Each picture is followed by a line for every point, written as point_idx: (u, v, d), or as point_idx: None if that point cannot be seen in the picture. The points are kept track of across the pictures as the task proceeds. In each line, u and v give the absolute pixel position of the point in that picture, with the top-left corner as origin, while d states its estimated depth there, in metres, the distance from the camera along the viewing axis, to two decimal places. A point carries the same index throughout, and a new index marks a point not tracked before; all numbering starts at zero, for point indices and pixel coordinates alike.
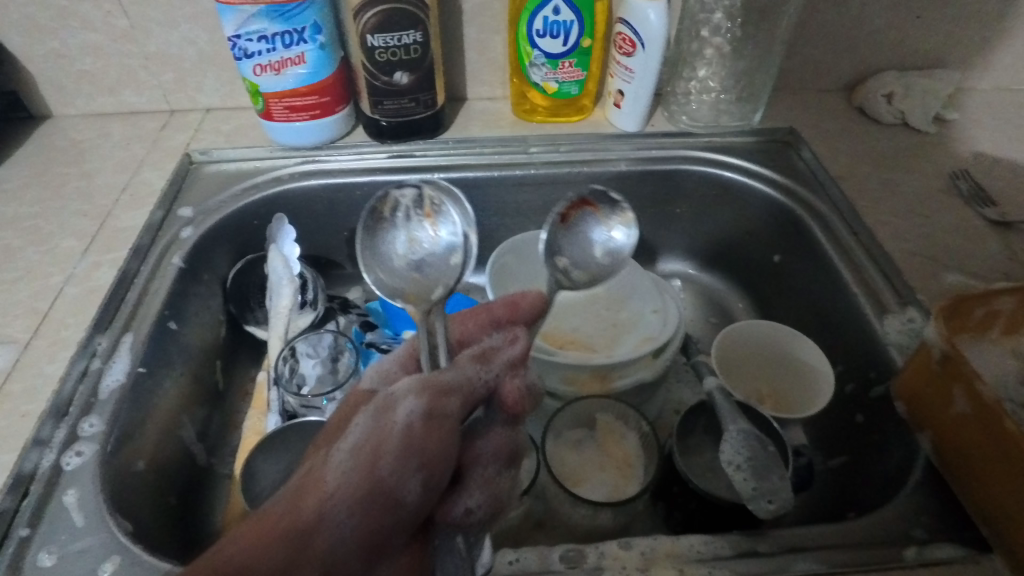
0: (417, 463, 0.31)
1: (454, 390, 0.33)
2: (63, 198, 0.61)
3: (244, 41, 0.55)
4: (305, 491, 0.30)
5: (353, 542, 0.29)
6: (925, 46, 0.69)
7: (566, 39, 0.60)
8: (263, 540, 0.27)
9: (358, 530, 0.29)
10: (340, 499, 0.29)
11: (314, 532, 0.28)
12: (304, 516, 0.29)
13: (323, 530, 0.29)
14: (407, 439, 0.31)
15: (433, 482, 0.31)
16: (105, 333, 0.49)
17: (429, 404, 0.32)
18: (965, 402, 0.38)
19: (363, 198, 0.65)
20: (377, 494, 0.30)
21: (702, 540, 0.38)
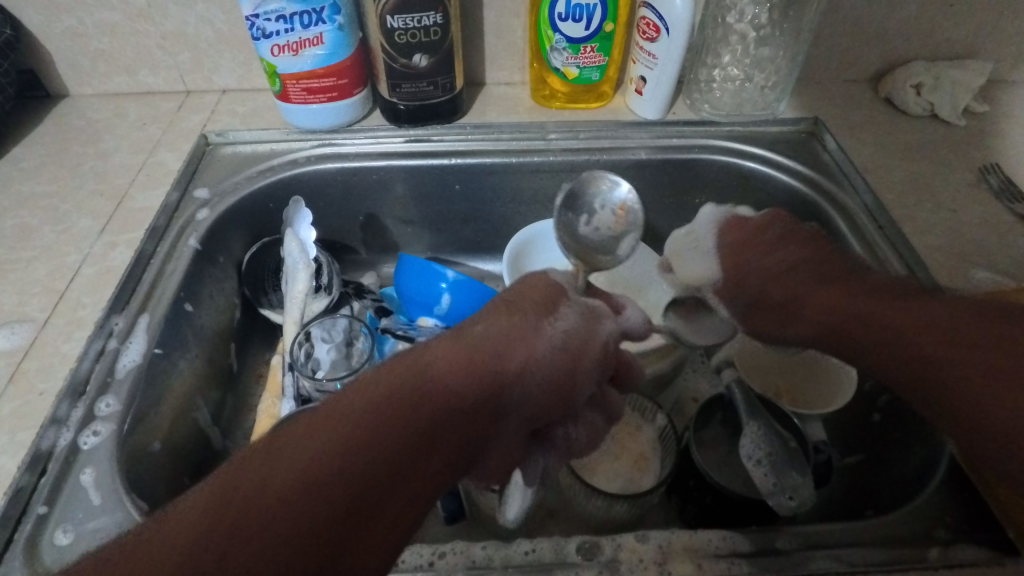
0: (539, 376, 0.34)
1: (567, 318, 0.37)
2: (80, 177, 0.60)
3: (262, 21, 0.54)
4: (445, 362, 0.31)
5: (475, 409, 0.32)
6: (956, 36, 0.67)
7: (589, 24, 0.59)
8: (405, 387, 0.30)
9: (482, 400, 0.32)
10: (474, 377, 0.32)
11: (455, 397, 0.31)
12: (439, 381, 0.31)
13: (458, 397, 0.31)
14: (553, 355, 0.35)
15: (548, 405, 0.36)
16: (122, 313, 0.49)
17: (586, 326, 0.38)
18: None
19: (378, 183, 0.65)
20: (518, 377, 0.33)
21: (720, 535, 0.37)
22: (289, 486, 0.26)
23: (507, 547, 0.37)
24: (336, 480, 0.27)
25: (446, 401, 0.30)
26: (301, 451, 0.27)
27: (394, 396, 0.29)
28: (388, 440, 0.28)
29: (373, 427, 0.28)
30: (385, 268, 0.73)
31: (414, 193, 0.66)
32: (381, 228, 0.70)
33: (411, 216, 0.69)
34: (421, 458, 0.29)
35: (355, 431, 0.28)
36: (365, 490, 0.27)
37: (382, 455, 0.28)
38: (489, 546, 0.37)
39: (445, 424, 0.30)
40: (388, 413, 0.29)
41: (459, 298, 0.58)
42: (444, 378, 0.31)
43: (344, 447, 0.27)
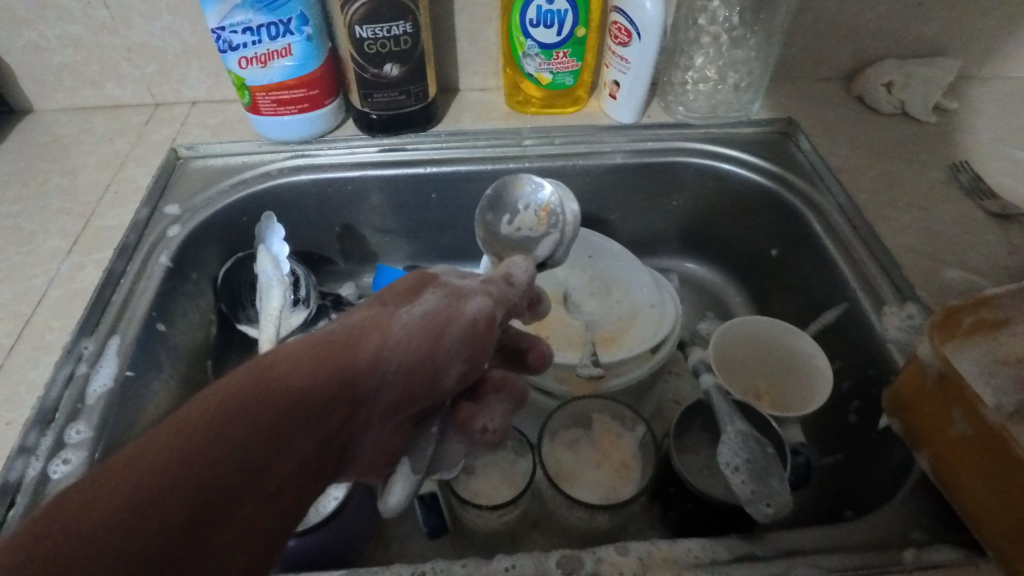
0: (397, 363, 0.30)
1: (425, 300, 0.32)
2: (46, 196, 0.59)
3: (228, 33, 0.53)
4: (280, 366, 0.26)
5: (325, 409, 0.27)
6: (925, 34, 0.68)
7: (561, 29, 0.59)
8: (233, 396, 0.24)
9: (331, 399, 0.27)
10: (323, 375, 0.27)
11: (292, 402, 0.25)
12: (275, 389, 0.25)
13: (298, 401, 0.26)
14: (413, 336, 0.30)
15: (415, 393, 0.31)
16: (91, 336, 0.48)
17: (449, 304, 0.32)
18: (965, 422, 0.37)
19: (354, 193, 0.64)
20: (413, 371, 0.30)
21: (700, 544, 0.37)
22: (64, 559, 0.19)
23: (488, 564, 0.37)
24: (130, 533, 0.20)
25: (282, 410, 0.25)
26: (79, 504, 0.20)
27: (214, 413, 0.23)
28: (205, 465, 0.22)
29: (187, 454, 0.22)
30: (364, 277, 0.72)
31: (390, 203, 0.66)
32: (358, 238, 0.69)
33: (388, 226, 0.68)
34: (253, 482, 0.23)
35: (156, 463, 0.21)
36: (180, 541, 0.21)
37: (217, 480, 0.22)
38: (470, 564, 0.37)
39: (287, 434, 0.25)
40: (215, 423, 0.23)
41: None
42: (281, 380, 0.26)
43: (142, 479, 0.21)
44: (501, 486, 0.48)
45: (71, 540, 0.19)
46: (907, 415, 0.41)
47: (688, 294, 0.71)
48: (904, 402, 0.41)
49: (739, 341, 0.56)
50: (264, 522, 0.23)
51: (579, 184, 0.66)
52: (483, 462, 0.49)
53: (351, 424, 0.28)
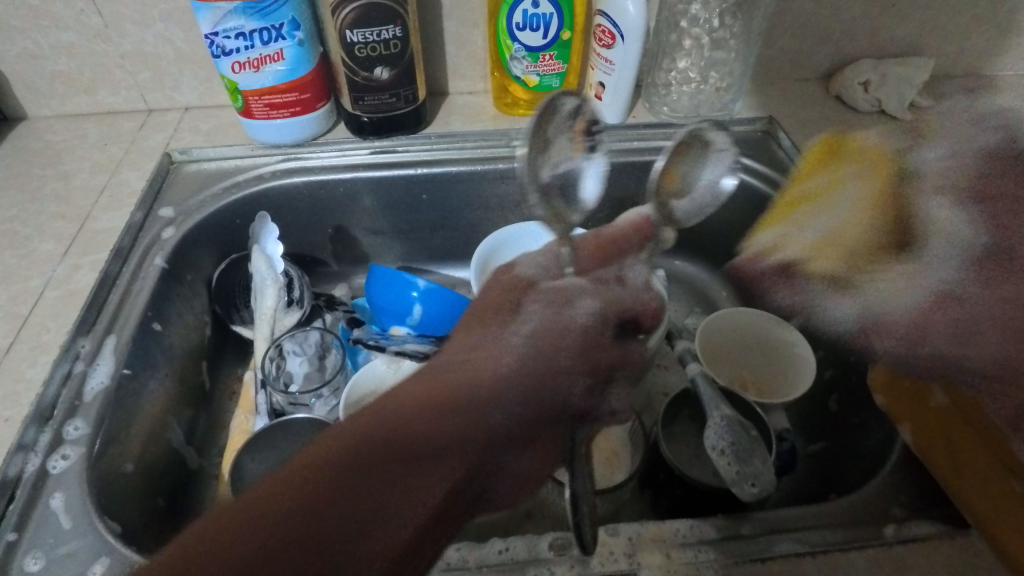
0: (513, 389, 0.36)
1: (524, 323, 0.40)
2: (41, 201, 0.60)
3: (221, 39, 0.54)
4: (416, 390, 0.34)
5: (449, 450, 0.32)
6: (899, 35, 0.70)
7: (546, 32, 0.61)
8: (373, 429, 0.30)
9: (447, 438, 0.32)
10: (449, 419, 0.33)
11: (425, 430, 0.32)
12: (404, 421, 0.31)
13: (418, 435, 0.31)
14: (513, 374, 0.37)
15: (537, 412, 0.37)
16: (88, 336, 0.49)
17: (552, 322, 0.41)
18: (943, 394, 0.40)
19: (346, 195, 0.65)
20: (530, 385, 0.37)
21: (688, 524, 0.38)
22: (258, 525, 0.27)
23: (481, 547, 0.37)
24: (321, 515, 0.27)
25: (410, 444, 0.31)
26: (279, 490, 0.28)
27: (369, 430, 0.30)
28: (364, 470, 0.29)
29: (343, 458, 0.29)
30: (357, 279, 0.73)
31: (382, 204, 0.67)
32: (350, 240, 0.70)
33: (381, 227, 0.69)
34: (392, 496, 0.29)
35: (335, 460, 0.29)
36: (354, 518, 0.28)
37: (376, 483, 0.29)
38: (464, 547, 0.38)
39: (413, 463, 0.30)
40: (363, 446, 0.30)
41: (430, 305, 0.59)
42: (406, 419, 0.32)
43: (323, 489, 0.28)
44: None
45: (313, 493, 0.28)
46: (890, 389, 0.45)
47: (676, 290, 0.73)
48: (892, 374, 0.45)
49: (725, 332, 0.57)
50: (422, 521, 0.29)
51: None
52: None
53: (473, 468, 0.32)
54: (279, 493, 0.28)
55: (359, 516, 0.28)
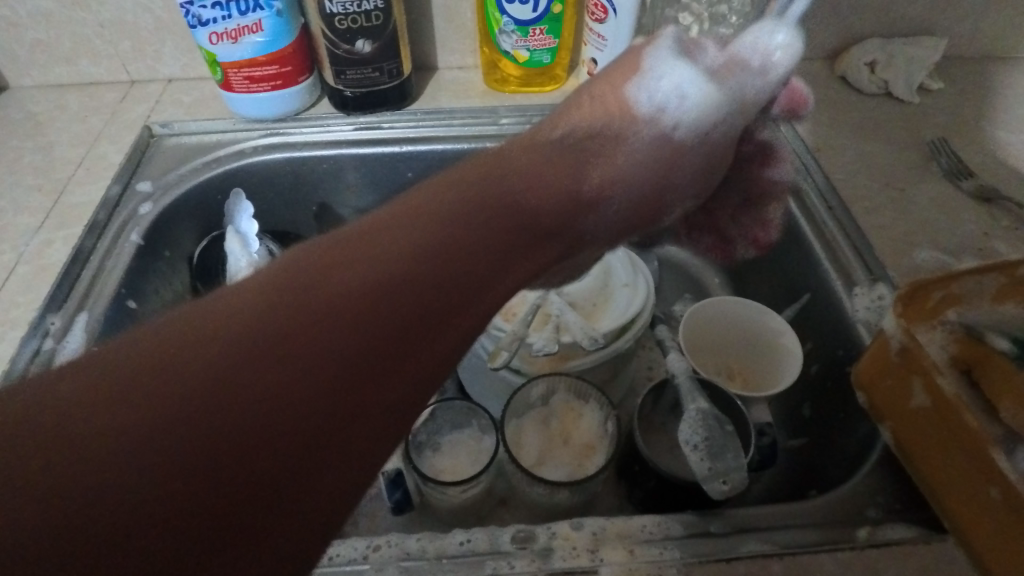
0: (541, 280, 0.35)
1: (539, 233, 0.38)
2: (18, 173, 0.59)
3: (197, 8, 0.52)
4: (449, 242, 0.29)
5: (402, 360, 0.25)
6: (910, 12, 0.67)
7: (536, 6, 0.58)
8: (395, 310, 0.26)
9: (442, 309, 0.27)
10: (428, 291, 0.27)
11: (427, 300, 0.26)
12: (401, 297, 0.26)
13: (413, 319, 0.26)
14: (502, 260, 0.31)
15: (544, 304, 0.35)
16: (58, 312, 0.48)
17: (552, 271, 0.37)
18: (924, 395, 0.37)
19: (329, 172, 0.64)
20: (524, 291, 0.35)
21: (655, 520, 0.37)
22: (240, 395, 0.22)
23: (442, 537, 0.37)
24: (297, 402, 0.22)
25: (421, 319, 0.26)
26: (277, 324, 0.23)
27: (348, 311, 0.25)
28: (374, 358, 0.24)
29: (338, 351, 0.24)
30: None
31: (366, 182, 0.65)
32: (335, 217, 0.69)
33: (366, 205, 0.68)
34: (401, 371, 0.25)
35: (318, 348, 0.23)
36: (338, 413, 0.23)
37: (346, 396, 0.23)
38: (424, 537, 0.37)
39: (418, 345, 0.26)
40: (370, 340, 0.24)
41: None
42: (399, 290, 0.26)
43: (324, 358, 0.23)
44: (466, 462, 0.48)
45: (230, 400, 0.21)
46: (869, 389, 0.42)
47: (667, 275, 0.71)
48: (868, 375, 0.41)
49: (710, 320, 0.55)
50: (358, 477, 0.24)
51: None
52: (451, 440, 0.50)
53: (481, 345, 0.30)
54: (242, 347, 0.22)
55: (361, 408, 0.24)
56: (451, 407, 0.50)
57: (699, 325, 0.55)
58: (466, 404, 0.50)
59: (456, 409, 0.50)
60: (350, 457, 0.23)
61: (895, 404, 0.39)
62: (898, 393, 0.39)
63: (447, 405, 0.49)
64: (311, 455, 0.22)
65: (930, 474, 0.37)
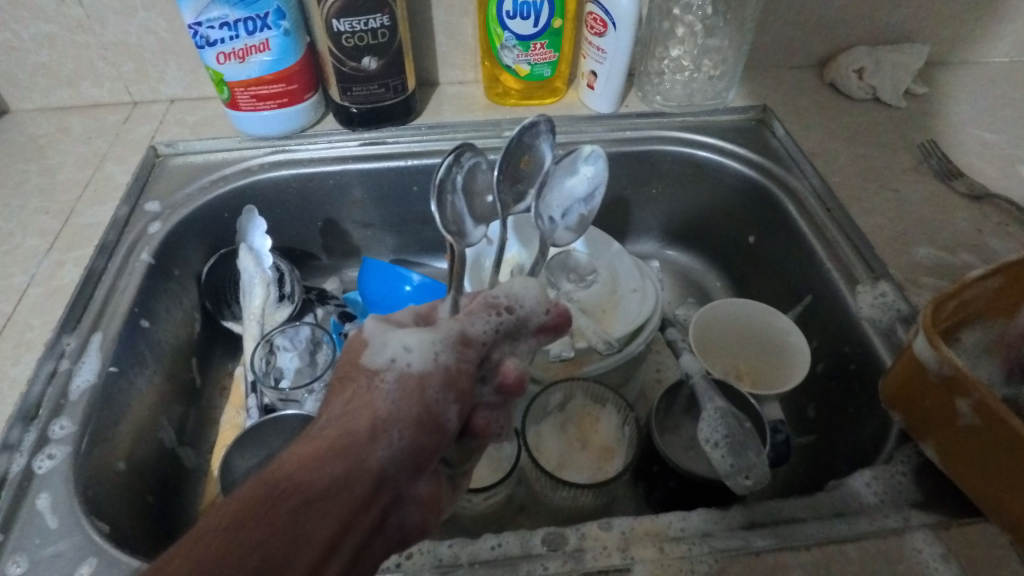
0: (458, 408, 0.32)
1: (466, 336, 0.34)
2: (24, 195, 0.59)
3: (205, 29, 0.53)
4: (352, 414, 0.30)
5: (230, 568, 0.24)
6: (894, 21, 0.70)
7: (537, 21, 0.60)
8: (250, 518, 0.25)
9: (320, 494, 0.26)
10: (316, 473, 0.27)
11: (247, 504, 0.26)
12: (289, 486, 0.26)
13: (302, 506, 0.26)
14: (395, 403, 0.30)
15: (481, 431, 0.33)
16: (73, 333, 0.48)
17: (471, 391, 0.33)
18: (969, 411, 0.36)
19: (335, 187, 0.64)
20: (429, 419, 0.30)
21: (680, 516, 0.38)
22: None
23: (474, 543, 0.37)
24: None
25: (307, 499, 0.26)
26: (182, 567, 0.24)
27: (243, 513, 0.26)
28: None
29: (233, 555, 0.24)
30: (348, 272, 0.72)
31: (372, 197, 0.66)
32: (340, 232, 0.69)
33: (371, 220, 0.68)
34: (297, 559, 0.25)
35: (206, 557, 0.24)
36: None
37: None
38: (457, 543, 0.37)
39: (306, 527, 0.26)
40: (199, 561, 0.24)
41: (421, 299, 0.59)
42: (290, 482, 0.27)
43: None
44: (484, 472, 0.48)
45: None
46: (904, 404, 0.40)
47: (670, 281, 0.72)
48: (902, 392, 0.40)
49: (717, 321, 0.56)
50: None
51: None
52: None
53: (386, 501, 0.29)
54: None
55: None
56: None
57: (707, 325, 0.57)
58: None
59: None
60: None
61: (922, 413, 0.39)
62: (921, 402, 0.39)
63: None
64: None
65: (977, 477, 0.36)
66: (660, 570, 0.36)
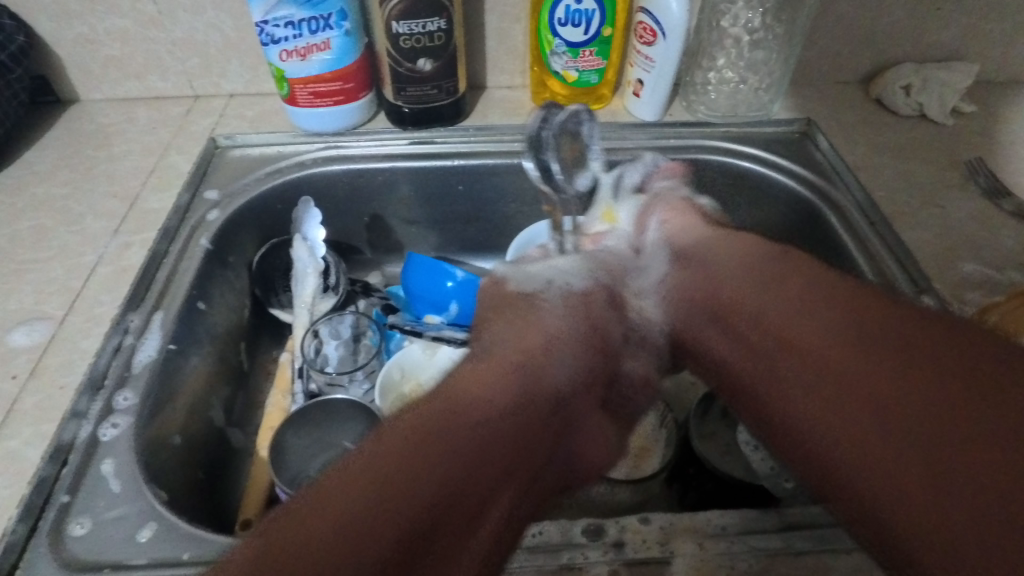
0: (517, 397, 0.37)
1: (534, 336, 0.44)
2: (92, 180, 0.62)
3: (271, 27, 0.56)
4: (469, 387, 0.36)
5: (403, 496, 0.30)
6: (943, 39, 0.69)
7: (587, 28, 0.61)
8: (403, 447, 0.32)
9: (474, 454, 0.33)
10: (492, 395, 0.36)
11: (412, 437, 0.32)
12: (440, 421, 0.34)
13: (485, 414, 0.35)
14: (561, 345, 0.44)
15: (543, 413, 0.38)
16: (137, 310, 0.50)
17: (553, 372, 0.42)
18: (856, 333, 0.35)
19: (384, 184, 0.66)
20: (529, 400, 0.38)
21: (720, 515, 0.38)
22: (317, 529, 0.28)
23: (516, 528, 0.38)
24: (437, 469, 0.31)
25: (453, 428, 0.34)
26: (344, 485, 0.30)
27: (442, 411, 0.34)
28: (400, 483, 0.30)
29: (446, 432, 0.33)
30: (390, 268, 0.74)
31: (417, 194, 0.68)
32: (385, 228, 0.71)
33: (415, 217, 0.70)
34: (436, 497, 0.30)
35: (376, 471, 0.31)
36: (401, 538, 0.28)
37: (373, 528, 0.28)
38: None
39: (430, 464, 0.31)
40: (375, 479, 0.30)
41: (465, 296, 0.60)
42: (469, 399, 0.35)
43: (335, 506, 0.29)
44: None
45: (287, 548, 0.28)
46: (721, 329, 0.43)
47: None
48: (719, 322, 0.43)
49: None
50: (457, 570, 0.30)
51: None
52: None
53: (560, 419, 0.40)
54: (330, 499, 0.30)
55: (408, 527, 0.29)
56: None
57: None
58: None
59: None
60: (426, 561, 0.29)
61: (765, 298, 0.39)
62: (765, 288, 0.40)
63: None
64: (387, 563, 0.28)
65: (797, 354, 0.36)
66: (699, 564, 0.37)
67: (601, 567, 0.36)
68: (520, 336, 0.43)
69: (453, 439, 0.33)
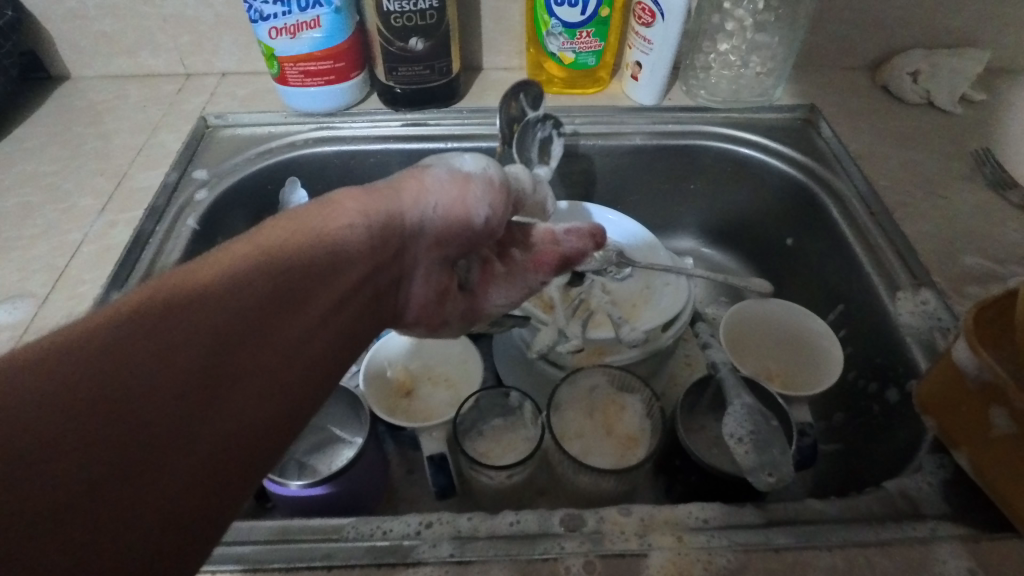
0: (436, 207, 0.36)
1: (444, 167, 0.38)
2: (82, 157, 0.61)
3: (260, 3, 0.54)
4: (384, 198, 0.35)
5: (219, 334, 0.26)
6: (954, 25, 0.67)
7: (585, 8, 0.59)
8: (215, 279, 0.27)
9: (326, 277, 0.30)
10: (314, 243, 0.30)
11: (232, 270, 0.27)
12: (287, 246, 0.29)
13: (329, 251, 0.31)
14: (442, 192, 0.37)
15: (457, 236, 0.37)
16: (121, 290, 0.50)
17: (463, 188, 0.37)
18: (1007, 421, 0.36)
19: (376, 166, 0.65)
20: (454, 221, 0.37)
21: (702, 510, 0.38)
22: (117, 380, 0.23)
23: (493, 518, 0.38)
24: (213, 329, 0.25)
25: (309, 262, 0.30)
26: (129, 321, 0.24)
27: (193, 297, 0.26)
28: (208, 320, 0.25)
29: (188, 328, 0.25)
30: None
31: None
32: None
33: None
34: (261, 344, 0.27)
35: (175, 305, 0.25)
36: (210, 377, 0.25)
37: (193, 366, 0.25)
38: (476, 517, 0.38)
39: (274, 311, 0.28)
40: (187, 311, 0.25)
41: None
42: (301, 236, 0.30)
43: (140, 335, 0.24)
44: (506, 452, 0.49)
45: (55, 395, 0.22)
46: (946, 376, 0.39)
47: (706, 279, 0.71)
48: (936, 397, 0.40)
49: (751, 321, 0.56)
50: (272, 417, 0.27)
51: (597, 165, 0.66)
52: (493, 427, 0.50)
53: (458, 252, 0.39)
54: (116, 342, 0.23)
55: (212, 367, 0.25)
56: (491, 393, 0.50)
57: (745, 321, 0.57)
58: (509, 391, 0.50)
59: (495, 396, 0.50)
60: (226, 409, 0.25)
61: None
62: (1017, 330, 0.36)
63: (490, 392, 0.50)
64: (208, 398, 0.25)
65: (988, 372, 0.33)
66: (678, 558, 0.36)
67: (576, 558, 0.36)
68: (449, 173, 0.38)
69: (287, 265, 0.29)
